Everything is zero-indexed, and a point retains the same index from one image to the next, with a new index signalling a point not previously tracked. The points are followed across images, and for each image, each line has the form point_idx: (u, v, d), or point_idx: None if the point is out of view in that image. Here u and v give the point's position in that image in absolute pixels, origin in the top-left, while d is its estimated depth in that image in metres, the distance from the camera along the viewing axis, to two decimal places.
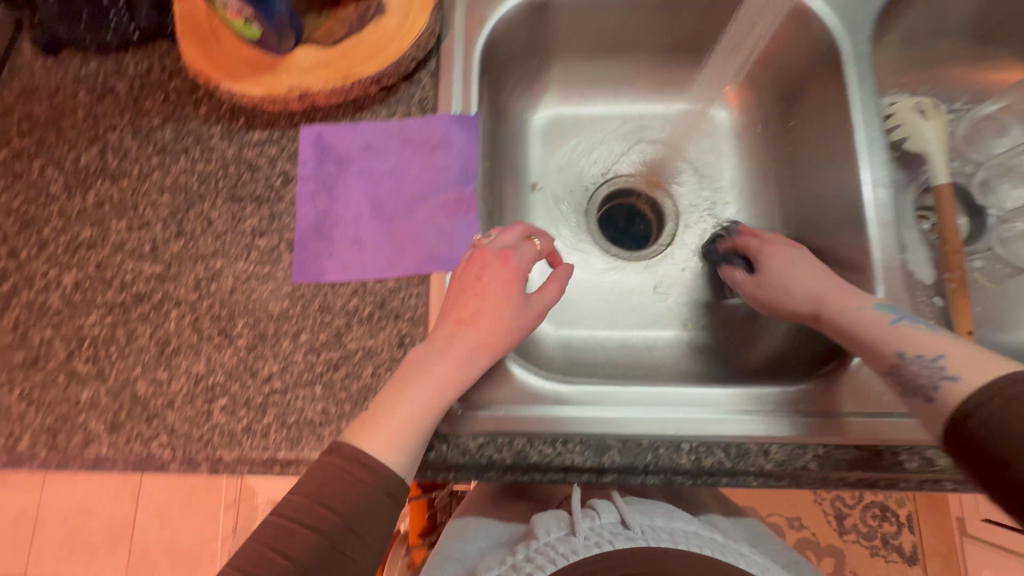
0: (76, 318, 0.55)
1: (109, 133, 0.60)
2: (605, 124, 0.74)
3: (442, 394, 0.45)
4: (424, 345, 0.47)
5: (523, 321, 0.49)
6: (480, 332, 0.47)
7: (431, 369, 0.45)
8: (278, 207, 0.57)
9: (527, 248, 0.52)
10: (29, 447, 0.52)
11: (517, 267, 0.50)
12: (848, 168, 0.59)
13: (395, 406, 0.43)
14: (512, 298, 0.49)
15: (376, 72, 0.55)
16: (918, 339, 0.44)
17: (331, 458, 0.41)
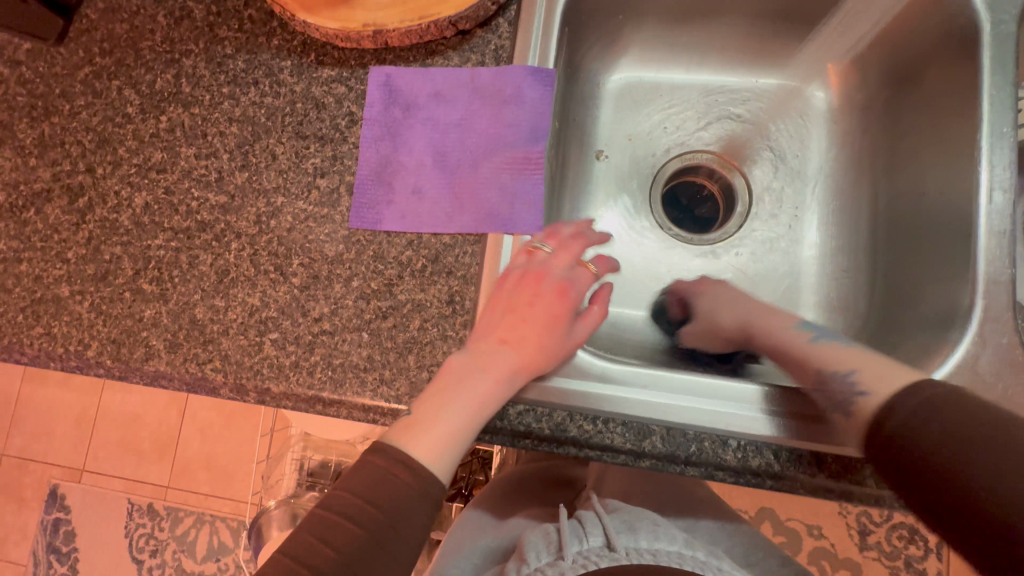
0: (144, 239, 0.57)
1: (184, 58, 0.60)
2: (684, 95, 0.69)
3: (481, 409, 0.45)
4: (464, 355, 0.46)
5: (570, 347, 0.48)
6: (525, 353, 0.47)
7: (474, 382, 0.45)
8: (341, 148, 0.56)
9: (581, 275, 0.51)
10: (96, 355, 0.55)
11: (571, 298, 0.49)
12: (965, 167, 0.53)
13: (436, 416, 0.44)
14: (557, 326, 0.48)
15: (455, 14, 0.51)
16: (833, 355, 0.47)
17: (376, 458, 0.43)
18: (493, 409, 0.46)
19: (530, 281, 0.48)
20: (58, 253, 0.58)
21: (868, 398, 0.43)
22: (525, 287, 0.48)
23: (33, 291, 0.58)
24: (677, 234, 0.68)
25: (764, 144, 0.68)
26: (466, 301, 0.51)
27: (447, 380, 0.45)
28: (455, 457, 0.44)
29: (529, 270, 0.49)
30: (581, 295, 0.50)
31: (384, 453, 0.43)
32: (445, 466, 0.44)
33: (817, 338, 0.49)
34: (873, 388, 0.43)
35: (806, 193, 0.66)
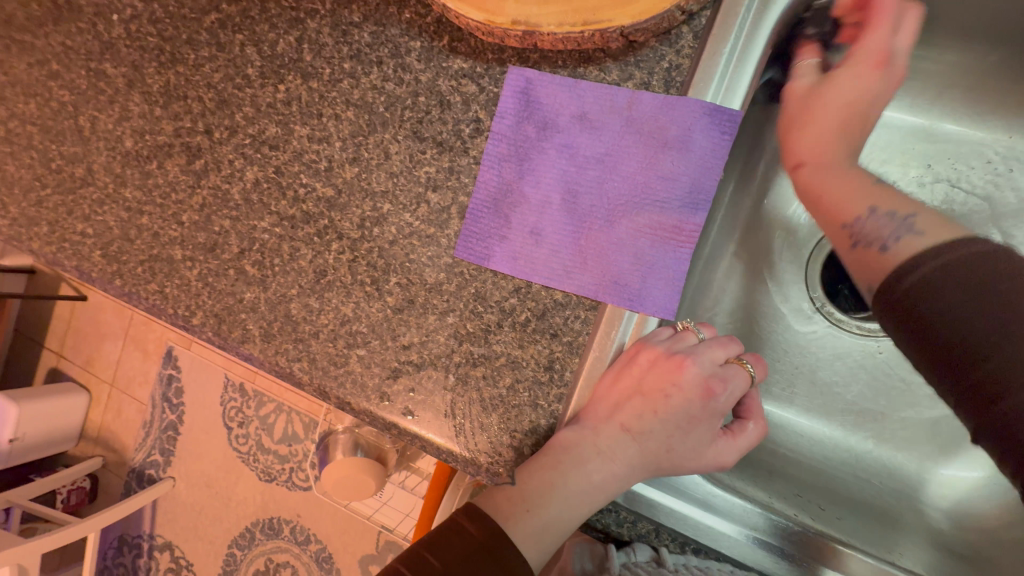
0: (251, 218, 0.56)
1: (308, 19, 0.54)
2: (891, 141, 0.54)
3: (589, 498, 0.41)
4: (580, 432, 0.42)
5: (703, 458, 0.42)
6: (646, 452, 0.42)
7: (588, 470, 0.41)
8: (460, 161, 0.49)
9: (738, 376, 0.43)
10: (199, 324, 0.57)
11: (716, 403, 0.42)
12: None
13: (540, 499, 0.40)
14: (696, 431, 0.42)
15: (631, 26, 0.40)
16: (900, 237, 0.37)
17: (468, 525, 0.40)
18: (599, 502, 0.42)
19: (674, 367, 0.42)
20: (174, 213, 0.58)
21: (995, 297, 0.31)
22: (668, 374, 0.42)
23: (151, 247, 0.59)
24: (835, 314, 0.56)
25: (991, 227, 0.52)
26: (566, 372, 0.45)
27: (558, 458, 0.41)
28: (549, 548, 0.41)
29: (672, 355, 0.42)
30: (732, 402, 0.43)
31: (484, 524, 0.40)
32: (536, 559, 0.40)
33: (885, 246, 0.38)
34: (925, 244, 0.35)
35: None
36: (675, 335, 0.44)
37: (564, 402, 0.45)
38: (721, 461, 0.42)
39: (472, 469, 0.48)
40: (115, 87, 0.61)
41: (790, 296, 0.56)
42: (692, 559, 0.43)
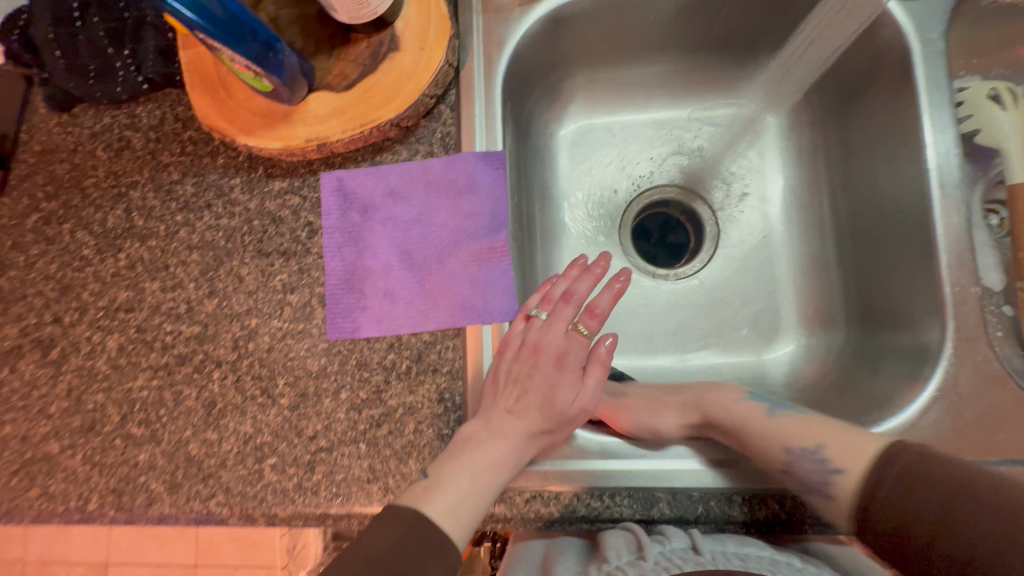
0: (125, 382, 0.57)
1: (131, 191, 0.59)
2: (636, 131, 0.70)
3: (498, 474, 0.47)
4: (474, 422, 0.48)
5: (573, 415, 0.50)
6: (527, 423, 0.49)
7: (488, 449, 0.47)
8: (306, 260, 0.55)
9: (579, 344, 0.52)
10: (98, 507, 0.55)
11: (568, 368, 0.51)
12: (908, 164, 0.53)
13: (455, 479, 0.45)
14: (562, 393, 0.50)
15: (396, 117, 0.51)
16: (930, 445, 0.42)
17: (395, 520, 0.43)
18: (508, 474, 0.47)
19: (533, 353, 0.50)
20: (40, 410, 0.57)
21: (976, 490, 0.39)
22: (528, 359, 0.50)
23: (22, 453, 0.57)
24: (654, 272, 0.69)
25: (722, 172, 0.68)
26: (456, 396, 0.51)
27: (460, 449, 0.47)
28: (471, 522, 0.45)
29: (529, 340, 0.51)
30: (580, 363, 0.52)
31: (394, 519, 0.43)
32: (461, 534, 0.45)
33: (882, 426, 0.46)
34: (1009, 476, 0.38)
35: (771, 215, 0.66)
36: (526, 326, 0.52)
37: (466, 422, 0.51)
38: (584, 406, 0.50)
39: None
40: None
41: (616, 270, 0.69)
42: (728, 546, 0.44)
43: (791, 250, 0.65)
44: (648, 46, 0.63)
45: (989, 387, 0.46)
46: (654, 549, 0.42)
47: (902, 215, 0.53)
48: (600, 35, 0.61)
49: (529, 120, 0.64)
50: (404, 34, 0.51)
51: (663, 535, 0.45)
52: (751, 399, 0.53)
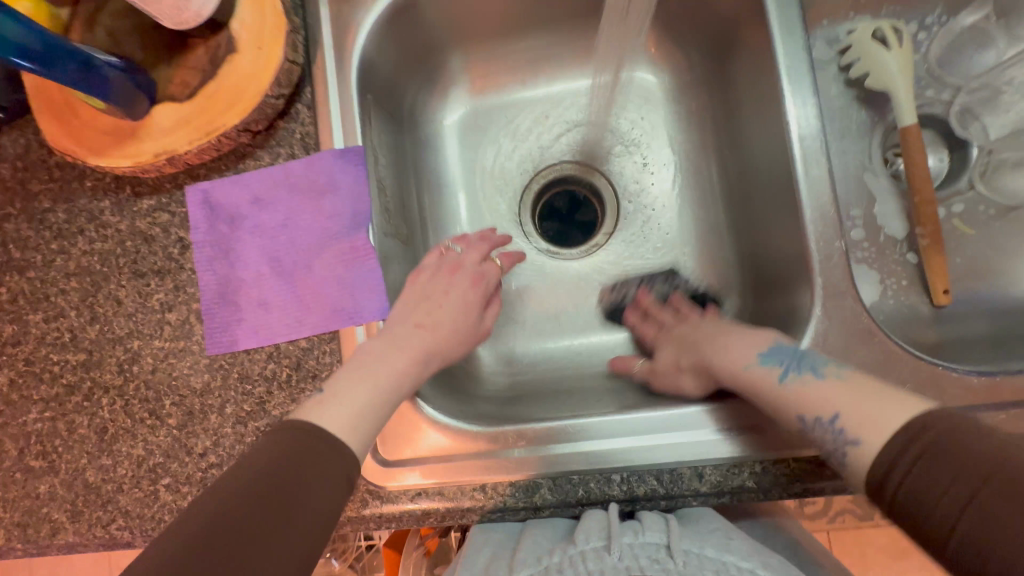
0: (19, 416, 0.56)
1: (5, 223, 0.58)
2: (526, 110, 0.67)
3: (400, 381, 0.46)
4: (379, 339, 0.48)
5: (475, 336, 0.54)
6: (435, 337, 0.50)
7: (389, 362, 0.46)
8: (180, 277, 0.55)
9: (492, 270, 0.57)
10: (5, 542, 0.55)
11: (478, 291, 0.55)
12: (775, 119, 0.51)
13: (352, 388, 0.44)
14: (470, 313, 0.53)
15: (242, 122, 0.49)
16: (812, 393, 0.41)
17: (279, 449, 0.40)
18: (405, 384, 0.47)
19: (448, 273, 0.54)
20: None
21: (861, 451, 0.37)
22: (442, 279, 0.54)
23: None
24: (557, 252, 0.68)
25: (614, 142, 0.67)
26: None
27: (360, 362, 0.46)
28: (370, 434, 0.43)
29: (444, 265, 0.55)
30: (491, 289, 0.57)
31: (286, 436, 0.41)
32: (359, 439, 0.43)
33: (785, 376, 0.43)
34: (866, 437, 0.37)
35: (665, 181, 0.65)
36: (441, 255, 0.56)
37: None
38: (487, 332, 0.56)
39: None
40: None
41: (520, 254, 0.67)
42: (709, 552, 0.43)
43: (688, 216, 0.64)
44: (521, 20, 0.61)
45: (856, 343, 0.46)
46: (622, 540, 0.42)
47: (773, 176, 0.53)
48: (466, 14, 0.59)
49: (407, 112, 0.63)
50: (240, 34, 0.49)
51: (639, 525, 0.44)
52: (727, 337, 0.49)
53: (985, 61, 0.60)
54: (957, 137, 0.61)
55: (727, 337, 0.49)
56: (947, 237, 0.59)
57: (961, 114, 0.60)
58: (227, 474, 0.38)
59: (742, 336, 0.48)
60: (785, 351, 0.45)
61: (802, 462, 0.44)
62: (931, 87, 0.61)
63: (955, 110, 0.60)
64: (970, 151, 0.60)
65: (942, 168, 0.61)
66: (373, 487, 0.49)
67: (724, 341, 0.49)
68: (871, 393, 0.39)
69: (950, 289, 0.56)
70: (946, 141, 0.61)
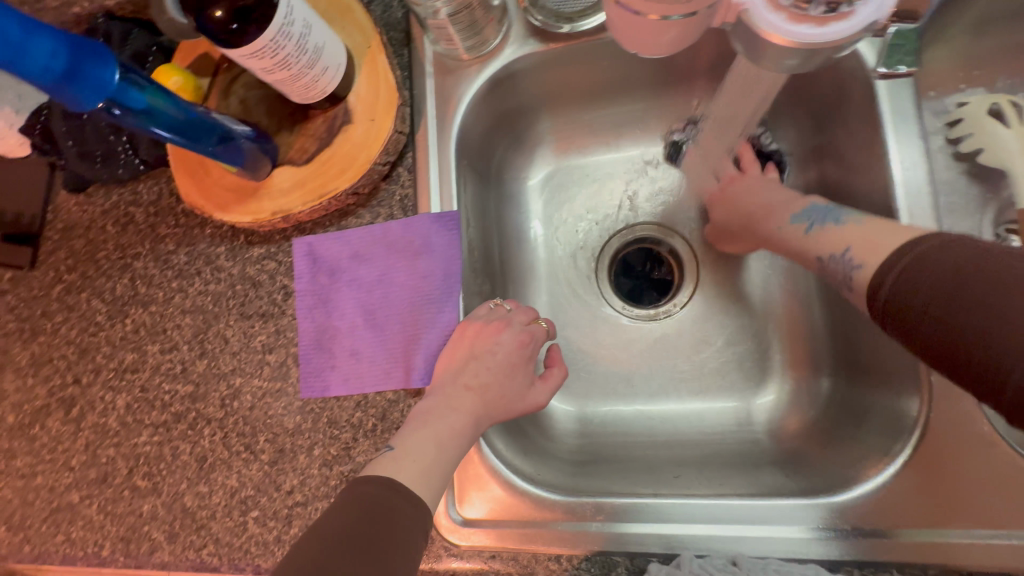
0: (132, 438, 0.62)
1: (135, 261, 0.65)
2: (611, 171, 0.69)
3: (456, 444, 0.47)
4: (430, 398, 0.49)
5: (526, 399, 0.52)
6: (486, 399, 0.50)
7: (445, 422, 0.47)
8: (282, 321, 0.59)
9: (540, 331, 0.55)
10: (111, 553, 0.60)
11: (525, 352, 0.53)
12: (882, 200, 0.50)
13: (421, 447, 0.46)
14: (518, 377, 0.52)
15: (351, 187, 0.53)
16: (897, 364, 0.45)
17: (365, 494, 0.42)
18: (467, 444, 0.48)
19: (495, 330, 0.52)
20: (65, 462, 0.64)
21: (863, 271, 0.43)
22: (490, 334, 0.52)
23: (50, 502, 0.64)
24: (633, 312, 0.67)
25: (699, 204, 0.67)
26: None
27: (419, 419, 0.48)
28: (437, 490, 0.45)
29: (493, 317, 0.54)
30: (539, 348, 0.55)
31: (365, 488, 0.42)
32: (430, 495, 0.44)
33: (811, 227, 0.49)
34: None
35: None
36: (492, 308, 0.55)
37: None
38: (538, 401, 0.53)
39: None
40: None
41: (597, 312, 0.68)
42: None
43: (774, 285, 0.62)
44: (611, 88, 0.63)
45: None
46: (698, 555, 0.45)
47: None
48: (559, 84, 0.61)
49: (496, 172, 0.65)
50: (355, 107, 0.54)
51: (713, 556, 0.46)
52: None
53: None
54: None
55: (763, 190, 0.56)
56: None
57: None
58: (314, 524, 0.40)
59: (785, 205, 0.53)
60: None
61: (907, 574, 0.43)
62: None
63: None
64: None
65: None
66: (447, 544, 0.50)
67: (756, 189, 0.56)
68: (875, 228, 0.44)
69: None
70: None
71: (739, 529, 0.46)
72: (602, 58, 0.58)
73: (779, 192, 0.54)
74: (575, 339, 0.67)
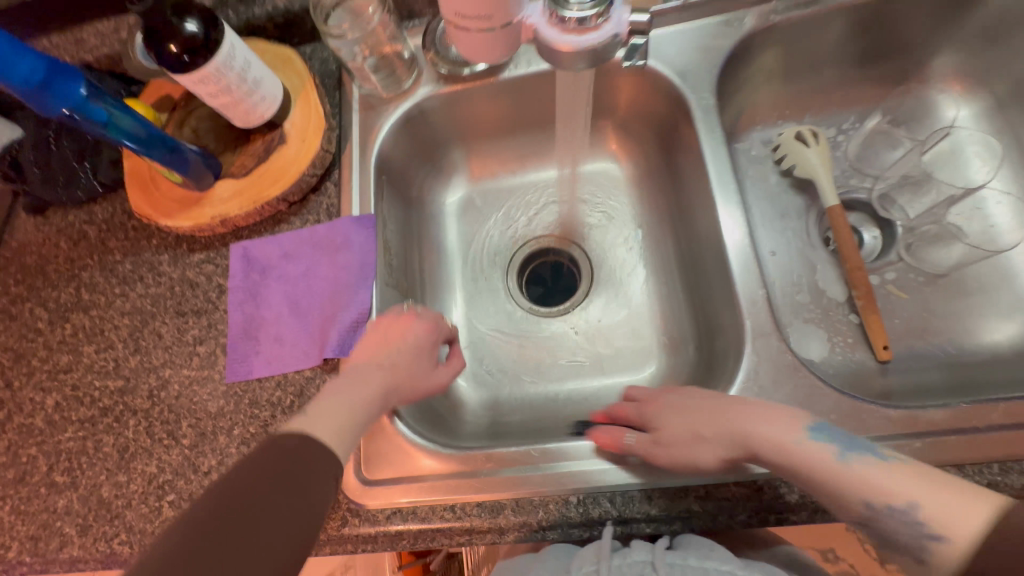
0: (56, 435, 0.64)
1: (83, 272, 0.71)
2: (516, 193, 0.81)
3: (367, 413, 0.51)
4: (343, 375, 0.53)
5: (430, 382, 0.58)
6: (396, 377, 0.54)
7: (358, 387, 0.51)
8: (214, 316, 0.65)
9: (444, 325, 0.62)
10: (17, 554, 0.60)
11: (433, 339, 0.59)
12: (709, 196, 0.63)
13: (332, 408, 0.49)
14: (425, 359, 0.58)
15: (281, 193, 0.63)
16: (870, 476, 0.41)
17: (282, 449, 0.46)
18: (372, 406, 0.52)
19: (404, 319, 0.59)
20: None
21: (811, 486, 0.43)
22: (400, 324, 0.58)
23: None
24: (538, 310, 0.76)
25: (588, 217, 0.79)
26: None
27: (330, 387, 0.51)
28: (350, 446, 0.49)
29: (401, 310, 0.60)
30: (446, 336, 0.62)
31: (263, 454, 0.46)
32: (341, 450, 0.48)
33: (845, 454, 0.42)
34: (951, 533, 0.38)
35: (631, 251, 0.76)
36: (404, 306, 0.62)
37: None
38: (441, 381, 0.59)
39: None
40: None
41: (507, 311, 0.76)
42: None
43: (652, 280, 0.73)
44: (509, 125, 0.77)
45: (786, 380, 0.52)
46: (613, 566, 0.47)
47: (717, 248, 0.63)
48: (465, 121, 0.75)
49: (416, 193, 0.77)
50: (289, 131, 0.65)
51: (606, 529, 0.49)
52: (726, 415, 0.48)
53: (896, 155, 0.72)
54: (883, 217, 0.70)
55: (684, 412, 0.51)
56: (881, 300, 0.66)
57: (882, 198, 0.70)
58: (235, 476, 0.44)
59: (770, 406, 0.47)
60: (839, 432, 0.44)
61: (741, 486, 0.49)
62: (855, 176, 0.72)
63: (877, 195, 0.71)
64: (896, 229, 0.69)
65: (876, 243, 0.70)
66: (353, 505, 0.54)
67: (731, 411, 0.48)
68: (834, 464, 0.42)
69: (889, 344, 0.63)
70: (875, 220, 0.71)
71: (605, 462, 0.51)
72: (495, 99, 0.72)
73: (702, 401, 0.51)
74: (487, 334, 0.75)
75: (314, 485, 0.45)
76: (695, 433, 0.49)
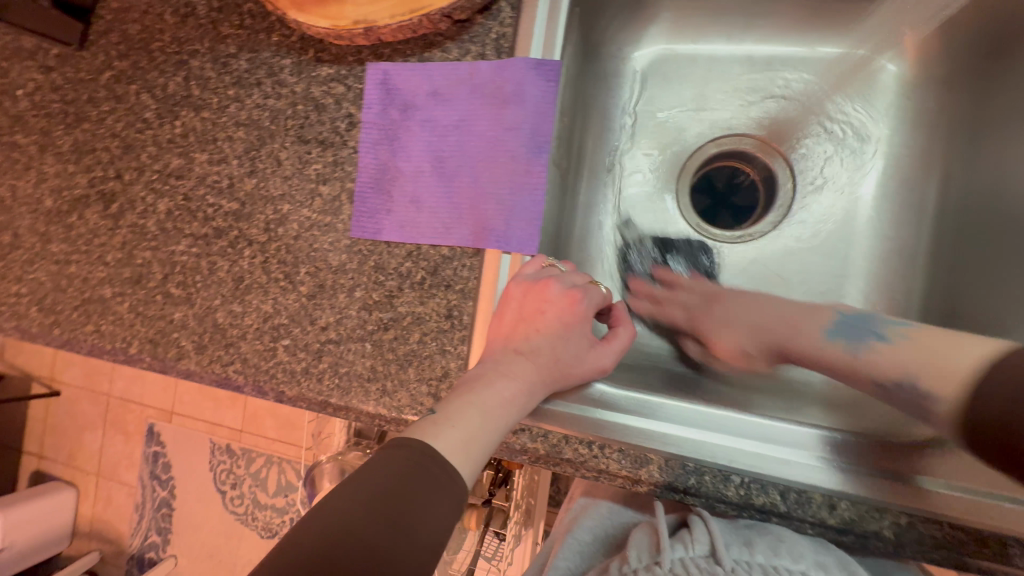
0: (170, 245, 0.60)
1: (192, 60, 0.60)
2: (721, 67, 0.61)
3: (506, 414, 0.42)
4: (476, 369, 0.44)
5: (581, 366, 0.46)
6: (536, 367, 0.44)
7: (495, 391, 0.42)
8: (342, 153, 0.54)
9: (596, 294, 0.47)
10: (137, 352, 0.60)
11: (582, 310, 0.46)
12: None
13: (463, 413, 0.41)
14: (575, 338, 0.45)
15: (448, 6, 0.47)
16: (881, 360, 0.46)
17: (400, 458, 0.38)
18: (509, 424, 0.42)
19: (541, 290, 0.46)
20: (100, 256, 0.62)
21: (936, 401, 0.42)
22: (536, 300, 0.45)
23: (82, 292, 0.63)
24: (706, 232, 0.62)
25: (813, 126, 0.59)
26: (464, 316, 0.50)
27: (463, 390, 0.42)
28: (477, 461, 0.40)
29: (537, 282, 0.46)
30: (594, 309, 0.47)
31: (403, 453, 0.38)
32: (467, 466, 0.40)
33: (855, 347, 0.47)
34: (941, 388, 0.41)
35: (862, 184, 0.58)
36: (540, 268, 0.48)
37: (467, 343, 0.50)
38: (601, 364, 0.46)
39: (401, 425, 0.52)
40: (29, 154, 0.65)
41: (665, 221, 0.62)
42: (756, 557, 0.41)
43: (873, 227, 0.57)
44: None
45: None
46: (672, 554, 0.42)
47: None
48: None
49: (598, 39, 0.57)
50: None
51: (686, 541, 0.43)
52: (785, 319, 0.52)
53: None
54: None
55: (765, 306, 0.54)
56: None
57: None
58: (358, 481, 0.36)
59: (809, 318, 0.51)
60: (847, 321, 0.49)
61: (958, 530, 0.40)
62: None
63: None
64: None
65: None
66: None
67: (772, 309, 0.53)
68: (947, 335, 0.44)
69: None
70: None
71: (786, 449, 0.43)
72: None
73: (788, 305, 0.53)
74: (634, 244, 0.62)
75: (455, 491, 0.38)
76: (722, 322, 0.55)
